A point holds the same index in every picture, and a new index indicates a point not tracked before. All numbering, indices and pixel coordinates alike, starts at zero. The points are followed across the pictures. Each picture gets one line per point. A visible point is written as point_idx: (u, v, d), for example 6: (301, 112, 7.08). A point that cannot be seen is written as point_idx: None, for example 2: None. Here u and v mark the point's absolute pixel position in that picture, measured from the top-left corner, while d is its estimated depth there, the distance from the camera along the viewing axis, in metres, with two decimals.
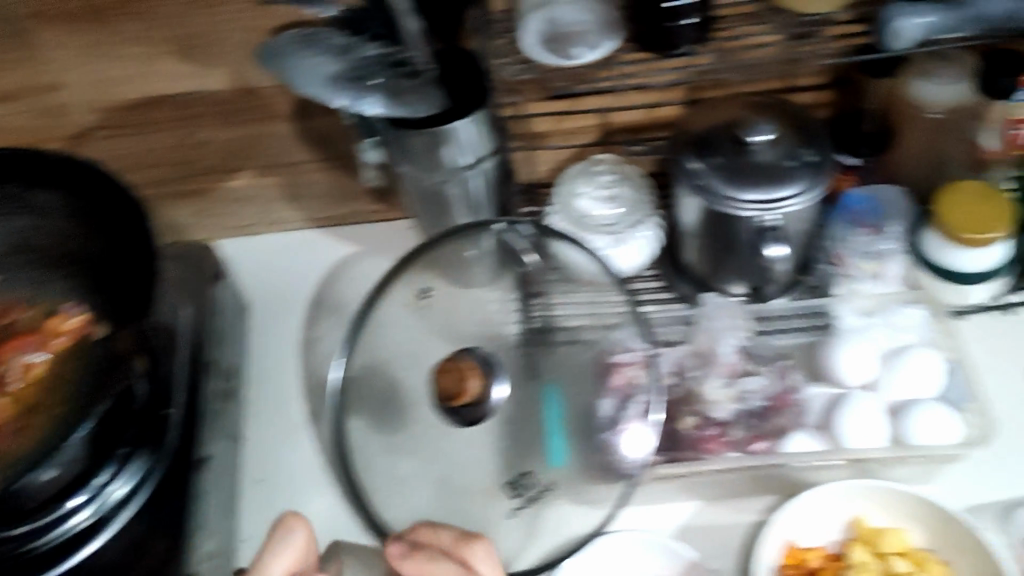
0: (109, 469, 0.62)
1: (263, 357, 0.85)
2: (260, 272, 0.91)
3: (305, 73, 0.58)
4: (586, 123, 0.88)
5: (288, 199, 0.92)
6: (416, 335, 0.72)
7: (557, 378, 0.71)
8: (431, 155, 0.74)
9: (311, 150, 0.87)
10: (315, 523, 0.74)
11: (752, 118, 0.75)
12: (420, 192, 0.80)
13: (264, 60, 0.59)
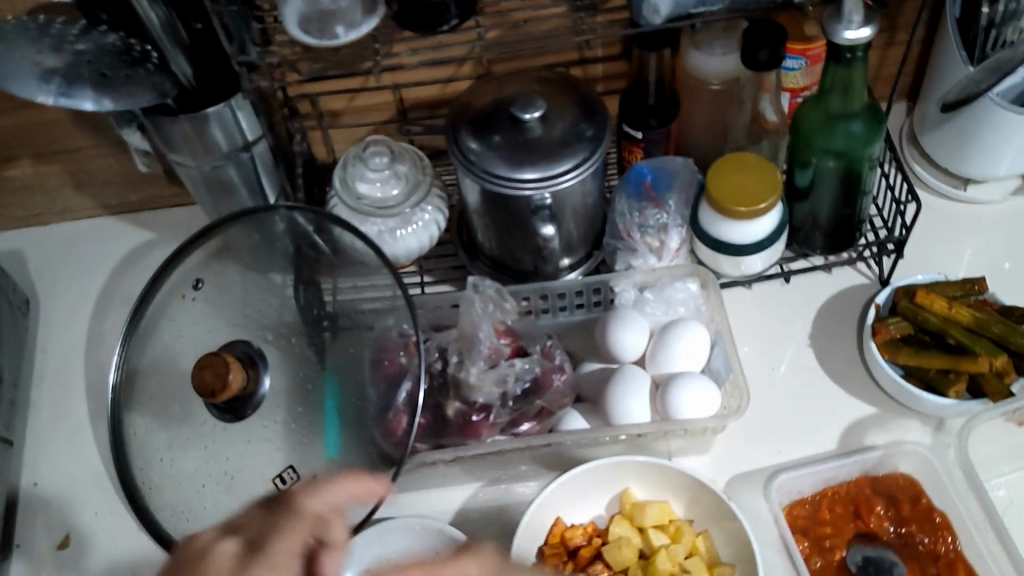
0: None
1: (46, 356, 0.82)
2: (49, 266, 0.88)
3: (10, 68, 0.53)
4: (381, 100, 0.83)
5: (75, 185, 0.88)
6: (189, 328, 0.71)
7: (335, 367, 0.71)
8: (195, 143, 0.70)
9: (93, 137, 0.84)
10: (91, 526, 0.72)
11: (529, 94, 0.73)
12: (195, 180, 0.76)
13: None
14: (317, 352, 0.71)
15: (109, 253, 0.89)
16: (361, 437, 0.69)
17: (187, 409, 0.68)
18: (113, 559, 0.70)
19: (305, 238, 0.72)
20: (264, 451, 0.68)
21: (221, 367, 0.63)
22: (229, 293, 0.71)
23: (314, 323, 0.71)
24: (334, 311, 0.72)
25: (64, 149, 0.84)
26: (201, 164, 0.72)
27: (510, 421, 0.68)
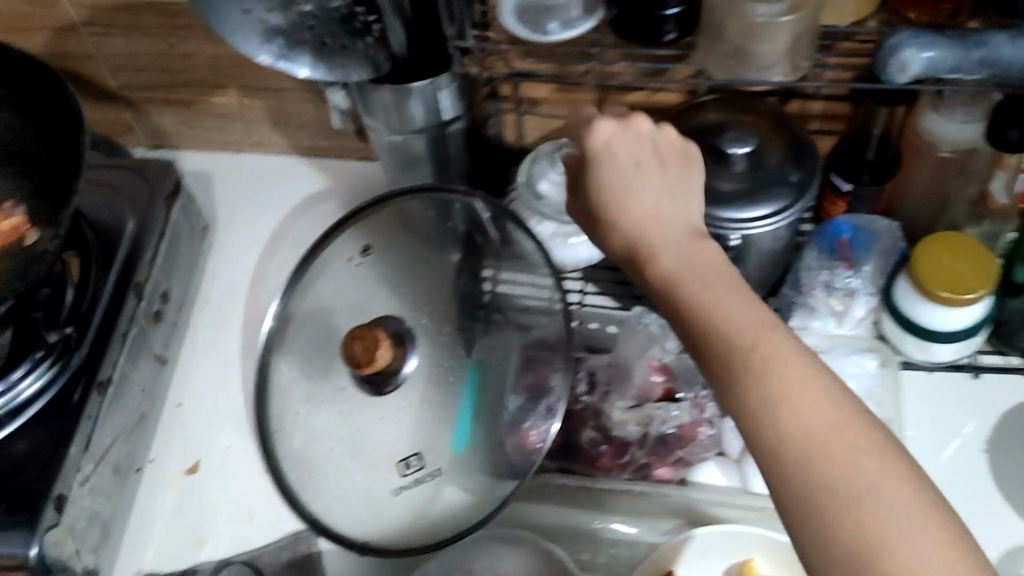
0: (24, 366, 0.64)
1: (214, 282, 0.84)
2: (234, 196, 0.91)
3: (230, 17, 0.53)
4: (581, 98, 0.80)
5: (273, 122, 0.89)
6: (352, 292, 0.65)
7: (481, 359, 0.68)
8: (393, 113, 0.69)
9: (297, 82, 0.84)
10: (221, 458, 0.74)
11: (736, 128, 0.69)
12: (383, 145, 0.76)
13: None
14: (472, 339, 0.69)
15: (288, 194, 0.90)
16: (490, 436, 0.68)
17: (332, 368, 0.64)
18: (233, 496, 0.72)
19: (473, 218, 0.70)
20: (395, 433, 0.65)
21: (370, 339, 0.62)
22: (391, 267, 0.67)
23: (468, 315, 0.69)
24: (491, 302, 0.70)
25: (268, 88, 0.85)
26: (393, 133, 0.72)
27: (643, 465, 0.69)
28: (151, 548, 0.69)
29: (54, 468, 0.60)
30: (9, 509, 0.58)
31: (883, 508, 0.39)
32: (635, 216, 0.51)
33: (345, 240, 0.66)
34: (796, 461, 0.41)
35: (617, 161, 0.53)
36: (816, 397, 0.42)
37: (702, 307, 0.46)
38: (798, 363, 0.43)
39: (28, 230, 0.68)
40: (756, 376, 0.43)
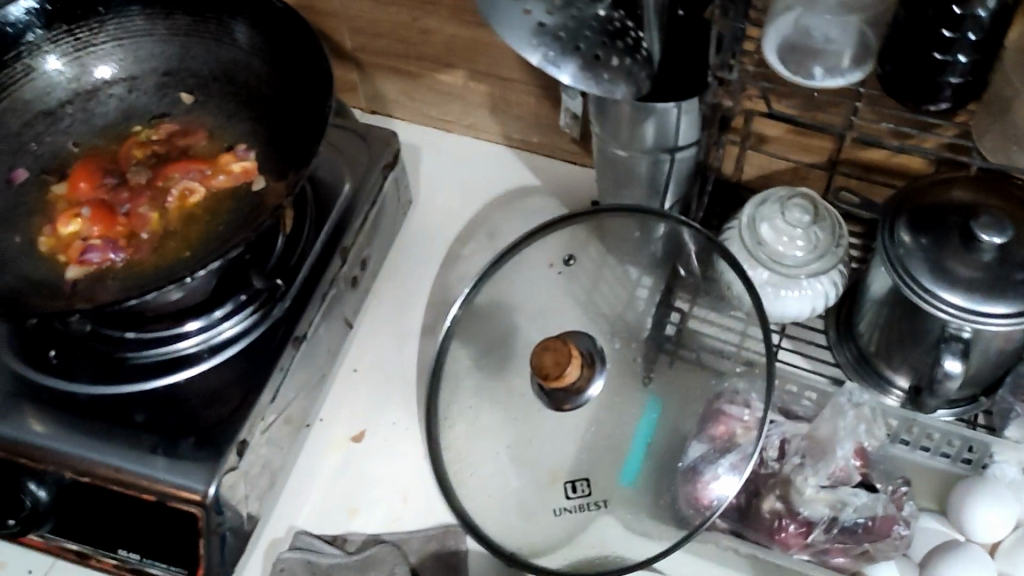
0: (226, 307, 0.67)
1: (407, 254, 0.84)
2: (438, 173, 0.90)
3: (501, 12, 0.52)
4: (818, 144, 0.75)
5: (490, 109, 0.87)
6: (551, 295, 0.69)
7: (666, 395, 0.67)
8: (629, 128, 0.67)
9: (527, 74, 0.82)
10: (386, 432, 0.74)
11: (996, 211, 0.62)
12: (604, 157, 0.73)
13: None
14: (657, 368, 0.67)
15: (489, 181, 0.89)
16: (661, 476, 0.65)
17: (510, 364, 0.67)
18: (393, 475, 0.72)
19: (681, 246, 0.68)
20: (566, 445, 0.66)
21: (564, 357, 0.63)
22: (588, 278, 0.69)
23: (657, 342, 0.68)
24: (676, 336, 0.68)
25: (496, 75, 0.83)
26: (621, 147, 0.70)
27: (822, 548, 0.64)
28: (307, 507, 0.71)
29: (243, 413, 0.63)
30: (199, 442, 0.62)
31: None
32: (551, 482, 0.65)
33: (549, 245, 0.69)
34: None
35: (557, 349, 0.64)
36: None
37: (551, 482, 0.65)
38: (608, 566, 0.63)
39: (254, 177, 0.70)
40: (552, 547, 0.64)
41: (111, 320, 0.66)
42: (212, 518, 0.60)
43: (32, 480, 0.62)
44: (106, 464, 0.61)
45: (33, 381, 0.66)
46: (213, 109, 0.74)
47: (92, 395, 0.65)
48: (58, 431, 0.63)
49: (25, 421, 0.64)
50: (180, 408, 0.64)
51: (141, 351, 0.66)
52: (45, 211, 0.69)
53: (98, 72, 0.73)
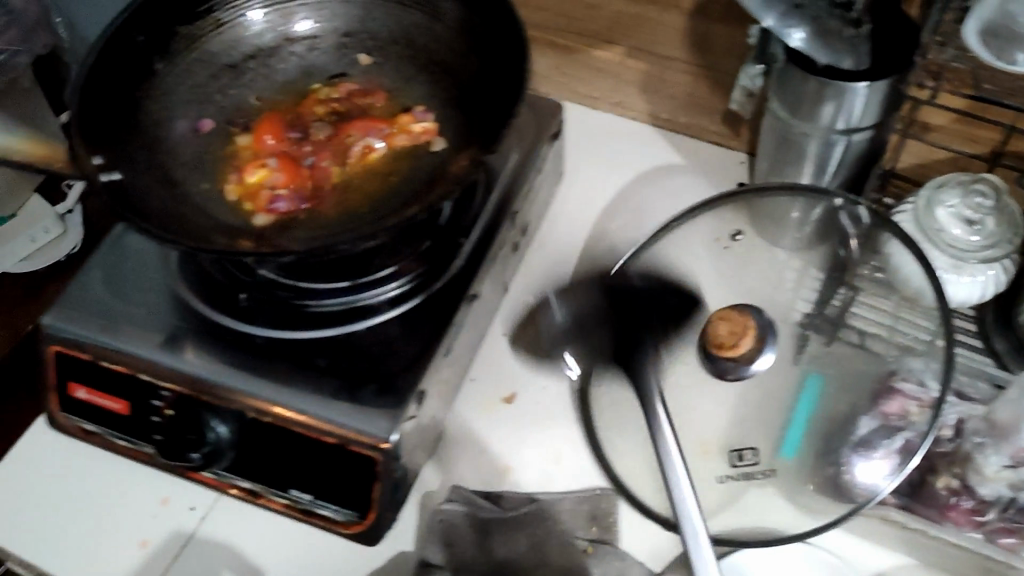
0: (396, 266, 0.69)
1: (556, 224, 0.85)
2: (583, 149, 0.91)
3: None
4: (985, 135, 0.76)
5: (643, 88, 0.89)
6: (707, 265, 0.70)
7: (825, 371, 0.68)
8: (811, 105, 0.68)
9: (690, 52, 0.83)
10: (536, 396, 0.75)
11: None
12: (773, 134, 0.74)
13: None
14: (813, 346, 0.69)
15: (633, 159, 0.89)
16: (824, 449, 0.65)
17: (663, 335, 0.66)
18: (542, 437, 0.73)
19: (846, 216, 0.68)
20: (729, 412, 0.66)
21: (739, 329, 0.66)
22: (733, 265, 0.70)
23: (810, 324, 0.69)
24: (836, 316, 0.70)
25: (657, 53, 0.85)
26: (797, 123, 0.70)
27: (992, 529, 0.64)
28: (461, 463, 0.72)
29: (422, 362, 0.65)
30: (379, 389, 0.63)
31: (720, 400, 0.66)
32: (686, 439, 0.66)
33: (716, 218, 0.71)
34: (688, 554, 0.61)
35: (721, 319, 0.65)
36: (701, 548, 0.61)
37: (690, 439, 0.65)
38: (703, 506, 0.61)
39: (434, 138, 0.72)
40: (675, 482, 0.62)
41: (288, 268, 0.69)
42: (390, 463, 0.61)
43: (212, 415, 0.64)
44: (287, 404, 0.62)
45: (214, 319, 0.68)
46: (392, 72, 0.76)
47: (270, 338, 0.67)
48: (240, 371, 0.64)
49: (209, 358, 0.65)
50: (358, 355, 0.66)
51: (312, 300, 0.68)
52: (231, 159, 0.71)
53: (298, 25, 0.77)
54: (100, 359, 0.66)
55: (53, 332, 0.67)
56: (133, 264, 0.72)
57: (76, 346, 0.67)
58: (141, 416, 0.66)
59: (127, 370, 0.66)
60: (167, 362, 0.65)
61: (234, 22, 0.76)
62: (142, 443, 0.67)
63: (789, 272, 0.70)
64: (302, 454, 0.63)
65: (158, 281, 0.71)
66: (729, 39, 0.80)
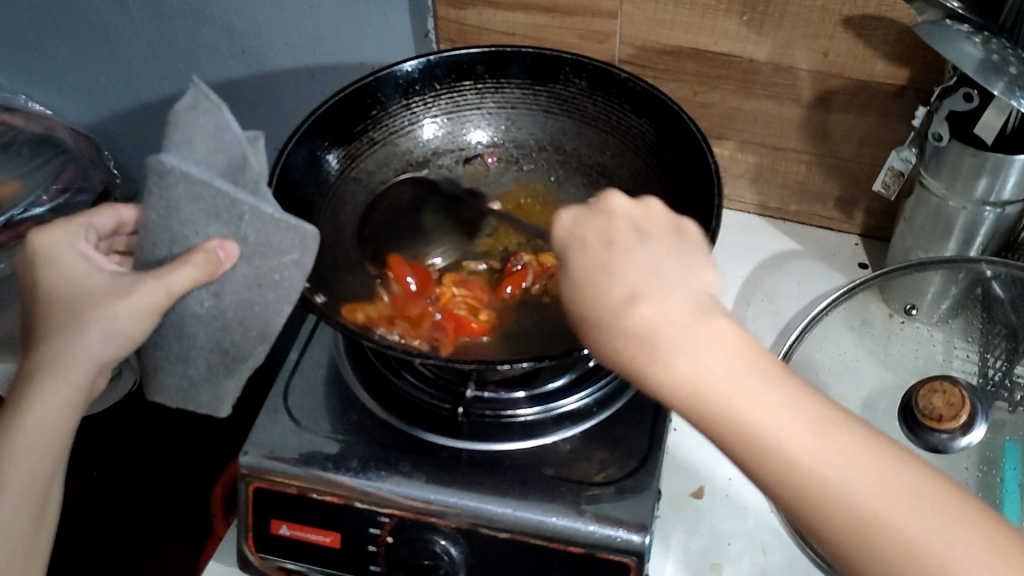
0: (572, 383, 0.69)
1: None
2: None
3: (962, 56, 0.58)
4: None
5: (752, 179, 0.92)
6: (869, 345, 0.75)
7: (1020, 435, 0.67)
8: (967, 180, 0.71)
9: (807, 143, 0.87)
10: (726, 487, 0.73)
11: None
12: (920, 211, 0.78)
13: (930, 40, 0.60)
14: (1004, 416, 0.68)
15: (752, 248, 0.91)
16: None
17: None
18: (746, 530, 0.69)
19: (987, 290, 0.76)
20: (942, 475, 0.65)
21: (956, 402, 0.67)
22: (672, 246, 0.45)
23: (992, 388, 0.70)
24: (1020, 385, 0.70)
25: (770, 145, 0.88)
26: (951, 199, 0.74)
27: None
28: (670, 565, 0.68)
29: (651, 467, 0.64)
30: (618, 492, 0.62)
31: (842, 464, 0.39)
32: (818, 463, 0.39)
33: (874, 307, 0.79)
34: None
35: (660, 334, 0.41)
36: (950, 523, 0.38)
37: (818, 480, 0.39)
38: (895, 476, 0.39)
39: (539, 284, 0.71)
40: (850, 498, 0.38)
41: (460, 382, 0.69)
42: (643, 569, 0.59)
43: (440, 538, 0.61)
44: (527, 517, 0.60)
45: (419, 437, 0.67)
46: (543, 176, 0.81)
47: (481, 453, 0.66)
48: (462, 489, 0.62)
49: (426, 480, 0.63)
50: (578, 461, 0.65)
51: (489, 414, 0.68)
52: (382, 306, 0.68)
53: (473, 136, 0.80)
54: (308, 492, 0.63)
55: (254, 470, 0.64)
56: (315, 391, 0.71)
57: (280, 482, 0.64)
58: (356, 547, 0.63)
59: (341, 500, 0.63)
60: (385, 489, 0.62)
61: (390, 141, 0.77)
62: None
63: (939, 347, 0.75)
64: (541, 568, 0.61)
65: (345, 408, 0.69)
66: (847, 127, 0.84)
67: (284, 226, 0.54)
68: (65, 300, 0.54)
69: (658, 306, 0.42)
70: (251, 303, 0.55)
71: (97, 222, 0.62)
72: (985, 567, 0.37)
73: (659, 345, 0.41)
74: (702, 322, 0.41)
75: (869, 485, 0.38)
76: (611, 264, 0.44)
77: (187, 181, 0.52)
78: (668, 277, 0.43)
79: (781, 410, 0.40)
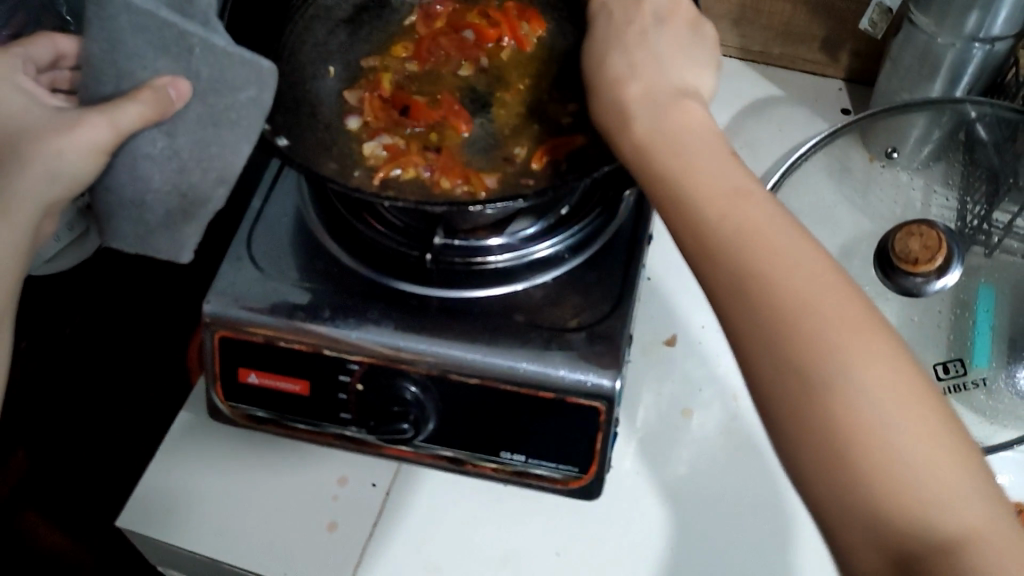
0: (541, 229, 0.68)
1: None
2: None
3: None
4: None
5: (735, 21, 0.88)
6: (848, 191, 0.73)
7: (995, 279, 0.67)
8: (956, 15, 0.68)
9: None
10: (699, 334, 0.72)
11: None
12: (907, 51, 0.75)
13: None
14: (980, 261, 0.67)
15: (733, 93, 0.88)
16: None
17: None
18: (718, 377, 0.70)
19: (970, 133, 0.74)
20: (913, 319, 0.65)
21: (934, 246, 0.65)
22: (681, 39, 0.56)
23: (970, 232, 0.69)
24: (1000, 230, 0.68)
25: None
26: (940, 36, 0.70)
27: None
28: (641, 411, 0.68)
29: (623, 314, 0.64)
30: (590, 338, 0.62)
31: (803, 285, 0.41)
32: (723, 226, 0.44)
33: (855, 153, 0.76)
34: (829, 406, 0.39)
35: (639, 102, 0.52)
36: (858, 336, 0.40)
37: (787, 318, 0.40)
38: (816, 282, 0.41)
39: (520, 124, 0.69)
40: (777, 299, 0.41)
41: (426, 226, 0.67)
42: (614, 412, 0.59)
43: (411, 384, 0.61)
44: (498, 362, 0.60)
45: (387, 285, 0.65)
46: None
47: (450, 300, 0.65)
48: (431, 336, 0.61)
49: (395, 327, 0.62)
50: (551, 306, 0.65)
51: (456, 261, 0.66)
52: (376, 158, 0.66)
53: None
54: (276, 340, 0.62)
55: (219, 319, 0.63)
56: (280, 240, 0.69)
57: (245, 331, 0.62)
58: (326, 396, 0.63)
59: (309, 348, 0.62)
60: (354, 338, 0.61)
61: None
62: (326, 424, 0.64)
63: (919, 191, 0.73)
64: (511, 413, 0.61)
65: (312, 257, 0.67)
66: None
67: (239, 61, 0.50)
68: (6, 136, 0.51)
69: (644, 84, 0.53)
70: (208, 144, 0.52)
71: (37, 56, 0.59)
72: (909, 423, 0.38)
73: (632, 110, 0.52)
74: (675, 97, 0.51)
75: (822, 302, 0.41)
76: (624, 42, 0.55)
77: (131, 11, 0.48)
78: (664, 61, 0.54)
79: (771, 245, 0.43)
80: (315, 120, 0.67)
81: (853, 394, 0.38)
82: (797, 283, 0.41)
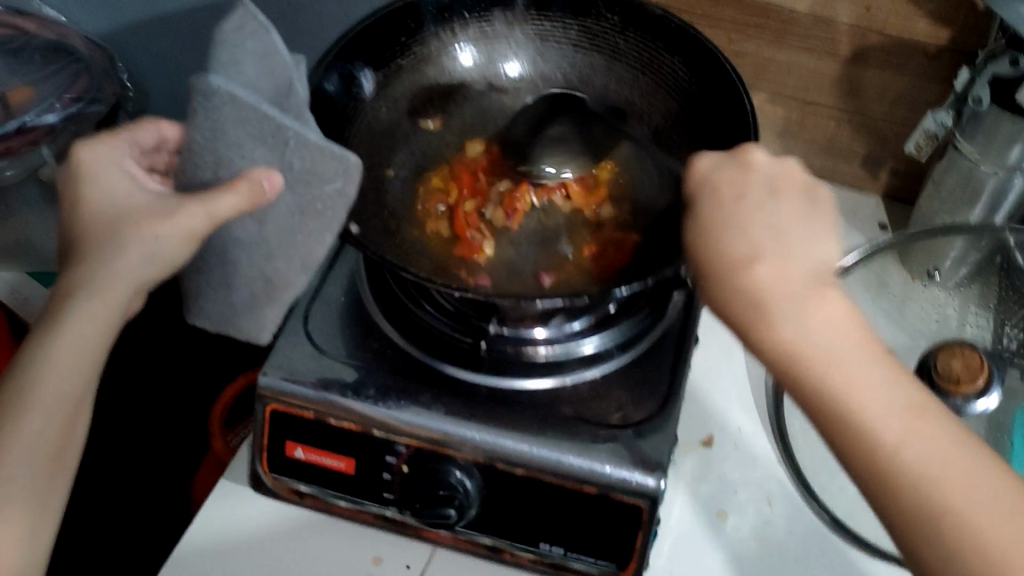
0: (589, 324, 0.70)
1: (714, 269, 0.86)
2: None
3: None
4: None
5: (779, 134, 0.91)
6: (888, 306, 0.75)
7: None
8: (1000, 145, 0.72)
9: (838, 99, 0.86)
10: (737, 436, 0.73)
11: None
12: (950, 175, 0.77)
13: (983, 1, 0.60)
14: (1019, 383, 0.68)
15: None
16: None
17: None
18: (755, 480, 0.70)
19: (1008, 257, 0.75)
20: None
21: (975, 365, 0.67)
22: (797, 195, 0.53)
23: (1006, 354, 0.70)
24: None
25: (802, 99, 0.87)
26: (984, 164, 0.73)
27: None
28: (677, 510, 0.68)
29: (669, 414, 0.65)
30: (637, 435, 0.63)
31: (857, 368, 0.45)
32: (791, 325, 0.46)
33: (894, 272, 0.79)
34: (888, 470, 0.43)
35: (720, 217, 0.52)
36: (897, 390, 0.45)
37: (835, 396, 0.45)
38: (864, 364, 0.45)
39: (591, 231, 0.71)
40: (825, 374, 0.46)
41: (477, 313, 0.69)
42: (656, 511, 0.60)
43: (456, 469, 0.62)
44: (544, 454, 0.61)
45: (437, 369, 0.67)
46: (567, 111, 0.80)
47: (498, 388, 0.66)
48: (480, 423, 0.62)
49: (444, 412, 0.63)
50: (596, 400, 0.66)
51: (501, 349, 0.68)
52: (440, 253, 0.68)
53: (506, 68, 0.80)
54: (326, 417, 0.63)
55: (272, 391, 0.64)
56: (336, 319, 0.70)
57: (298, 405, 0.64)
58: (371, 474, 0.64)
59: (357, 426, 0.63)
60: (402, 419, 0.62)
61: (417, 69, 0.76)
62: (367, 502, 0.65)
63: (955, 312, 0.75)
64: (555, 505, 0.62)
65: (366, 336, 0.69)
66: (882, 84, 0.83)
67: (329, 154, 0.52)
68: (107, 221, 0.55)
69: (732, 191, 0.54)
70: (294, 233, 0.55)
71: (137, 137, 0.62)
72: (955, 465, 0.43)
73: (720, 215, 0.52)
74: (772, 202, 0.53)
75: (860, 372, 0.45)
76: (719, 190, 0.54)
77: (235, 105, 0.50)
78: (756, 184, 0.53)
79: (819, 321, 0.46)
80: (379, 207, 0.70)
81: (899, 440, 0.44)
82: (850, 357, 0.45)
